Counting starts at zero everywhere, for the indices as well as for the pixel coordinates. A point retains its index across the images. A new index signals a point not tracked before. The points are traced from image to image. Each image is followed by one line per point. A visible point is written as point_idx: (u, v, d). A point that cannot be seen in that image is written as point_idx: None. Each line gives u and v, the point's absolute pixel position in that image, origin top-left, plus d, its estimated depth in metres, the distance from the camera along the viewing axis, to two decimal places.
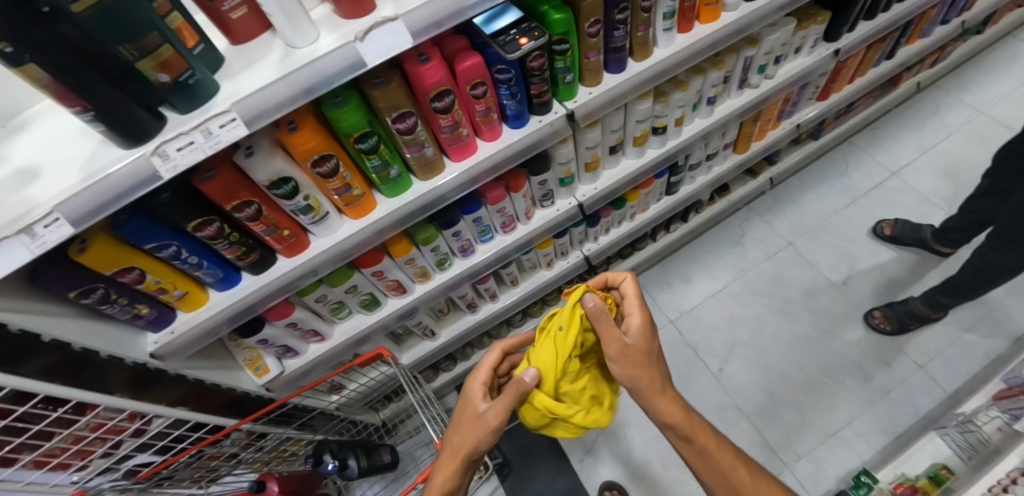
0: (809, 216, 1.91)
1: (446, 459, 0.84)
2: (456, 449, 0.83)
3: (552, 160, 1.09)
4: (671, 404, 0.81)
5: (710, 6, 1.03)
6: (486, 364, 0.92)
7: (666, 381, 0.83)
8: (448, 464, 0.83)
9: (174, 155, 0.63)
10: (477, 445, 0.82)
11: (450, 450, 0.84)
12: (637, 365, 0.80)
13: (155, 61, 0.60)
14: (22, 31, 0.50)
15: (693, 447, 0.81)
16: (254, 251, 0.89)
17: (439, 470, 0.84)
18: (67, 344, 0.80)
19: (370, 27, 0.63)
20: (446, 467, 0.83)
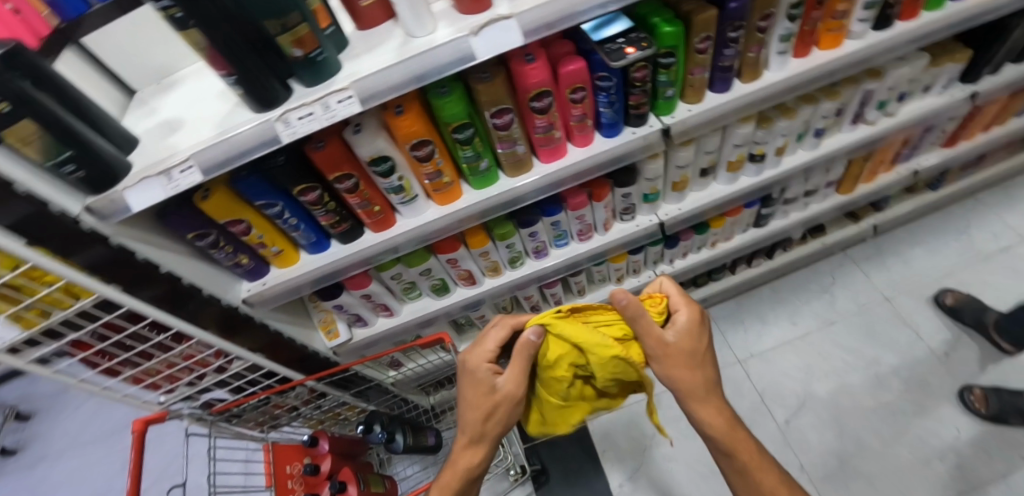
0: (915, 273, 1.73)
1: (468, 440, 0.85)
2: (477, 435, 0.84)
3: (640, 174, 1.08)
4: (713, 413, 0.79)
5: (833, 32, 0.96)
6: (490, 339, 0.84)
7: (714, 387, 0.80)
8: (474, 445, 0.85)
9: (295, 123, 0.71)
10: (502, 419, 0.84)
11: (468, 431, 0.85)
12: (682, 366, 0.77)
13: (293, 36, 0.66)
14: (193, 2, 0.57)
15: (734, 462, 0.79)
16: (345, 221, 0.95)
17: (461, 456, 0.87)
18: (178, 278, 0.93)
19: (486, 23, 0.66)
20: (471, 447, 0.86)
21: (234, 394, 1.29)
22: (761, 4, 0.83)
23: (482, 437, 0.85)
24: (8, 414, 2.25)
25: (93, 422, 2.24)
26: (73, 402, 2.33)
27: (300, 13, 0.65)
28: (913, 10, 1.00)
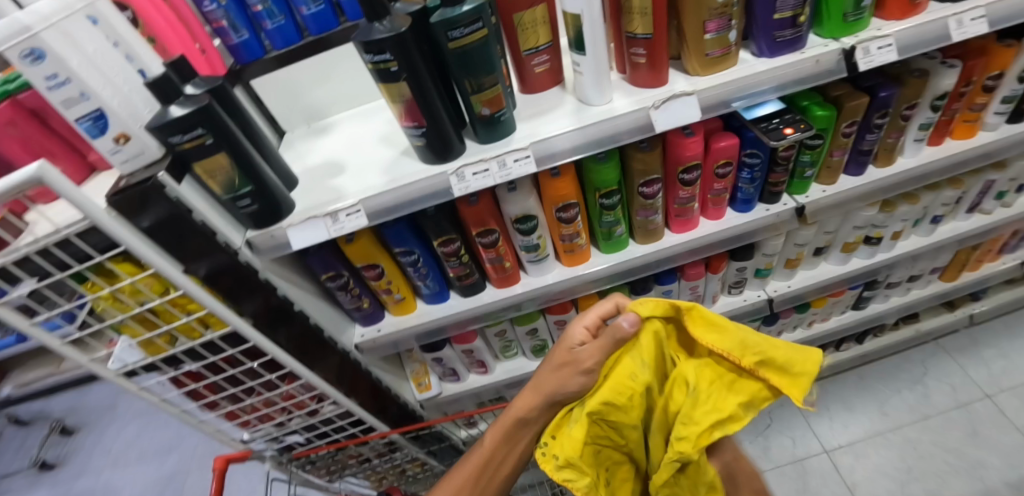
0: (1019, 370, 1.62)
1: (521, 407, 0.73)
2: (535, 387, 0.72)
3: (758, 250, 1.07)
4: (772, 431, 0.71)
5: (968, 123, 0.97)
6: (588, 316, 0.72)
7: None
8: (522, 420, 0.74)
9: (469, 178, 0.72)
10: (564, 390, 0.68)
11: (529, 396, 0.73)
12: None
13: (484, 96, 0.68)
14: (407, 57, 0.62)
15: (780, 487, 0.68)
16: (473, 274, 0.96)
17: (518, 401, 0.74)
18: (307, 318, 0.94)
19: (669, 98, 0.69)
20: (515, 417, 0.74)
21: (313, 439, 1.27)
22: (909, 93, 0.85)
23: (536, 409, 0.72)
24: (56, 427, 2.25)
25: (136, 445, 2.21)
26: (121, 421, 2.32)
27: (495, 76, 0.68)
28: None
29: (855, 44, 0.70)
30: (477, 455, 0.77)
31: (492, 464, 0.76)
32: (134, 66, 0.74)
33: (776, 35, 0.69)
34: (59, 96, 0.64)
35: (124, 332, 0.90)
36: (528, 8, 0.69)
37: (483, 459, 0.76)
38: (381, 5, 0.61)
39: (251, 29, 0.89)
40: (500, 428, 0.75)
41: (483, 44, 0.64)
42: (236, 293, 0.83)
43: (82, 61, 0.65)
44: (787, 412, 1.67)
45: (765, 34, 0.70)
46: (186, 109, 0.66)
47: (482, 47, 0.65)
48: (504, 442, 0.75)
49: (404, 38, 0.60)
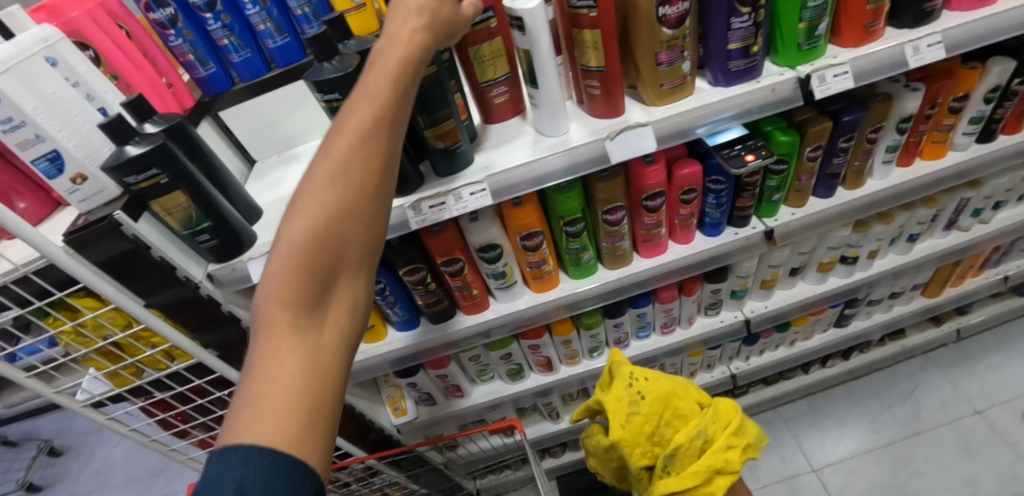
0: (1008, 384, 1.60)
1: (373, 102, 0.51)
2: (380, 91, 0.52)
3: (731, 272, 1.06)
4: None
5: (937, 144, 0.97)
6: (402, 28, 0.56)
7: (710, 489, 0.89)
8: (379, 118, 0.50)
9: (426, 211, 0.71)
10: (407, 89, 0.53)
11: (380, 78, 0.52)
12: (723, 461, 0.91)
13: (438, 131, 0.69)
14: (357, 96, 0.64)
15: None
16: (442, 301, 0.95)
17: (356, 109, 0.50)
18: None
19: (622, 129, 0.68)
20: (375, 112, 0.50)
21: None
22: (874, 117, 0.85)
23: (398, 104, 0.52)
24: (43, 449, 2.22)
25: (123, 468, 2.19)
26: (108, 443, 2.30)
27: (450, 110, 0.68)
28: (1018, 125, 1.00)
29: (810, 73, 0.70)
30: (317, 184, 0.46)
31: (347, 193, 0.46)
32: (94, 104, 0.74)
33: (729, 65, 0.69)
34: (14, 139, 0.64)
35: (90, 366, 0.89)
36: (483, 41, 0.69)
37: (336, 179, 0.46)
38: (327, 46, 0.62)
39: (217, 62, 0.90)
40: (359, 131, 0.49)
41: (435, 81, 0.65)
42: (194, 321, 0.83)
43: (38, 104, 0.65)
44: (775, 430, 1.65)
45: (719, 63, 0.69)
46: (141, 148, 0.67)
47: (434, 83, 0.65)
48: (368, 146, 0.49)
49: (353, 77, 0.62)
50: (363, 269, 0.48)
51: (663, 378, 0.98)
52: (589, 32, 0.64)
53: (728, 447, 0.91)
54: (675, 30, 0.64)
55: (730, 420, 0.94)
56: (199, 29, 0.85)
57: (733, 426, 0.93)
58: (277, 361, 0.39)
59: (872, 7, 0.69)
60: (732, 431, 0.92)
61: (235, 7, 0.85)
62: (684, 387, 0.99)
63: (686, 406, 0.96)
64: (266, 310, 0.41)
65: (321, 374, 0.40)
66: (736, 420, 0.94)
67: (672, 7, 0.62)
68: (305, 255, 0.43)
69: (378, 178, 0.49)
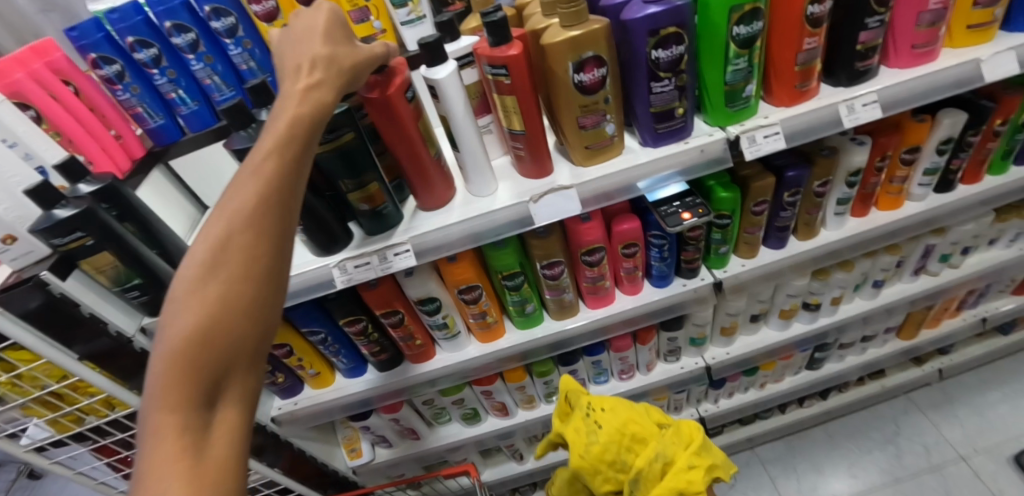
0: (993, 428, 1.56)
1: (270, 168, 0.46)
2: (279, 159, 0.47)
3: (688, 320, 1.04)
4: None
5: (891, 195, 0.95)
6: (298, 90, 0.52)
7: None
8: (276, 183, 0.46)
9: (351, 270, 0.73)
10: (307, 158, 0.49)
11: (274, 139, 0.47)
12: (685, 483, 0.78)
13: (363, 193, 0.70)
14: None
15: None
16: (386, 351, 0.95)
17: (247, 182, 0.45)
18: None
19: (546, 192, 0.68)
20: (272, 173, 0.45)
21: None
22: (819, 171, 0.84)
23: (294, 164, 0.48)
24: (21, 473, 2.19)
25: None
26: None
27: (373, 173, 0.69)
28: (976, 175, 0.99)
29: (739, 134, 0.69)
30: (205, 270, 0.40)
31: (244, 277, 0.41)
32: (32, 163, 0.77)
33: (657, 127, 0.68)
34: None
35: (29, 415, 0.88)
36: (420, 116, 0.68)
37: (214, 273, 0.40)
38: (245, 115, 0.65)
39: (166, 114, 0.90)
40: (251, 204, 0.43)
41: (356, 147, 0.66)
42: (128, 371, 0.83)
43: None
44: (753, 472, 1.61)
45: (646, 125, 0.69)
46: (69, 211, 0.67)
47: (357, 147, 0.66)
48: (265, 215, 0.44)
49: None
50: (263, 350, 0.43)
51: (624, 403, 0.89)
52: (506, 97, 0.64)
53: (691, 467, 0.80)
54: (594, 95, 0.64)
55: (690, 439, 0.84)
56: (147, 83, 0.86)
57: (693, 444, 0.83)
58: (163, 476, 0.34)
59: (802, 68, 0.68)
60: (693, 449, 0.82)
61: (181, 63, 0.86)
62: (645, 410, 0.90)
63: (648, 428, 0.86)
64: (150, 420, 0.36)
65: (219, 482, 0.36)
66: (696, 437, 0.84)
67: (587, 74, 0.62)
68: (196, 355, 0.38)
69: (274, 250, 0.44)
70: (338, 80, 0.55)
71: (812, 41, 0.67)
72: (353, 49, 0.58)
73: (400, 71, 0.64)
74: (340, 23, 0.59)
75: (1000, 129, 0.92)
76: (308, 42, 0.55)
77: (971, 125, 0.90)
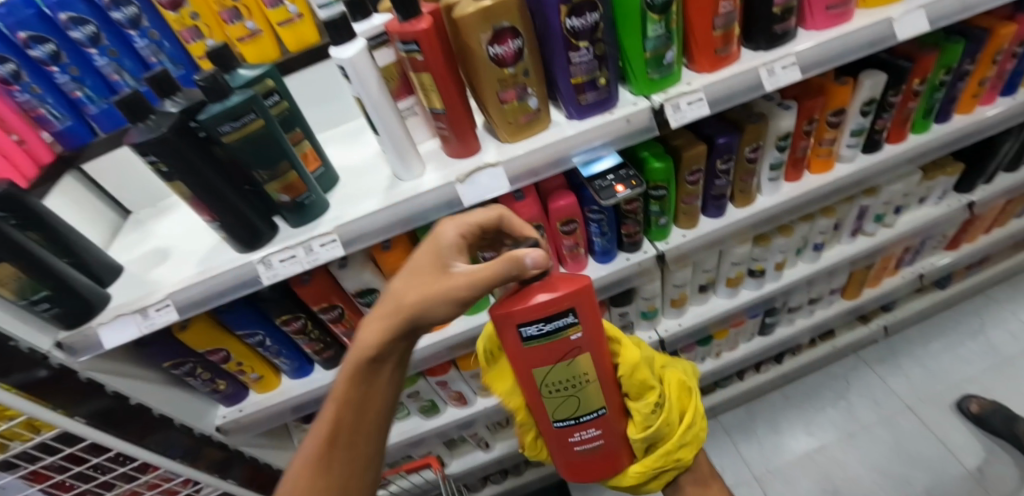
0: (936, 378, 1.64)
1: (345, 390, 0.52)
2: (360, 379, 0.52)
3: (636, 294, 1.05)
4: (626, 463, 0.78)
5: (822, 158, 0.98)
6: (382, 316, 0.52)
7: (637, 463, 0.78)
8: (355, 404, 0.52)
9: (277, 265, 0.70)
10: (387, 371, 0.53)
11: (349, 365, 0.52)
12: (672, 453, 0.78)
13: (281, 183, 0.68)
14: (181, 157, 0.61)
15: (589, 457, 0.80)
16: (330, 348, 0.93)
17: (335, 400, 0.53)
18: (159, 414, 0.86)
19: (472, 171, 0.67)
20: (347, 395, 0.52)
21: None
22: (749, 137, 0.84)
23: (372, 382, 0.53)
24: None
25: None
26: None
27: (290, 161, 0.67)
28: (900, 134, 1.02)
29: (662, 102, 0.69)
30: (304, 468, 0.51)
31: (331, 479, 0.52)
32: None
33: (580, 99, 0.68)
34: None
35: None
36: (559, 357, 0.64)
37: (313, 479, 0.51)
38: (142, 107, 0.61)
39: (74, 115, 0.85)
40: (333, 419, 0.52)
41: (270, 135, 0.64)
42: (64, 394, 0.73)
43: None
44: (718, 441, 1.65)
45: (569, 98, 0.68)
46: None
47: (268, 135, 0.64)
48: (346, 429, 0.52)
49: (178, 141, 0.60)
50: None
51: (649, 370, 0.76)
52: (422, 74, 0.62)
53: (681, 439, 0.78)
54: (511, 68, 0.63)
55: (685, 410, 0.80)
56: (48, 83, 0.80)
57: (687, 416, 0.79)
58: None
59: (720, 32, 0.69)
60: (688, 424, 0.78)
61: (84, 58, 0.80)
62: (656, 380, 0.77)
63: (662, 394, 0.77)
64: None
65: None
66: (691, 410, 0.80)
67: (503, 45, 0.61)
68: None
69: (354, 456, 0.53)
70: (405, 317, 0.51)
71: (726, 4, 0.67)
72: (443, 278, 0.53)
73: (541, 284, 0.61)
74: (449, 245, 0.56)
75: (919, 88, 0.95)
76: (406, 281, 0.53)
77: (890, 85, 0.92)
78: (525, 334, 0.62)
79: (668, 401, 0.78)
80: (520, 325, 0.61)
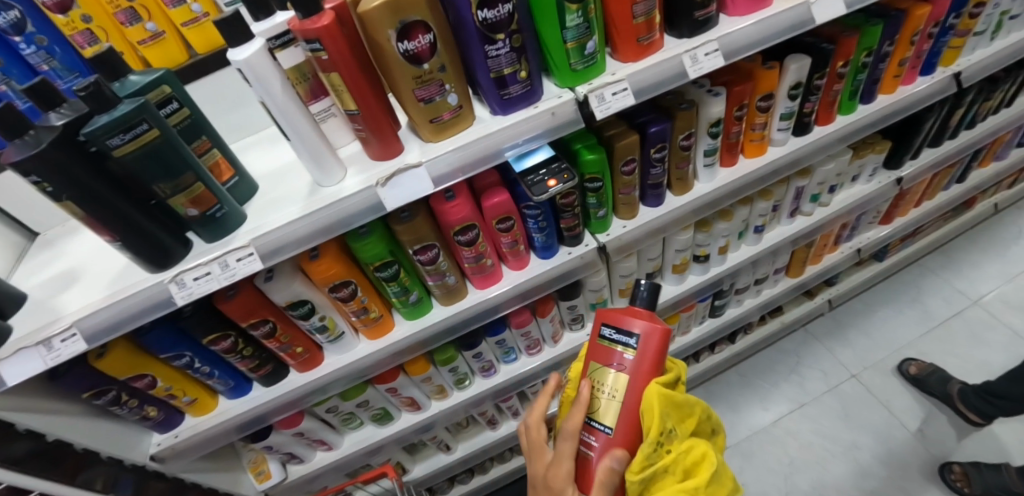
0: (878, 346, 1.72)
1: None
2: None
3: (584, 286, 1.05)
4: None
5: (755, 142, 0.99)
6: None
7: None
8: None
9: (191, 283, 0.66)
10: None
11: None
12: None
13: (187, 196, 0.63)
14: (67, 174, 0.55)
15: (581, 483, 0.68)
16: (267, 364, 0.89)
17: None
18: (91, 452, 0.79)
19: (393, 174, 0.64)
20: None
21: None
22: (681, 125, 0.85)
23: None
24: None
25: None
26: None
27: (195, 173, 0.62)
28: (829, 116, 1.05)
29: (587, 94, 0.68)
30: None
31: None
32: None
33: (502, 94, 0.66)
34: None
35: None
36: (604, 363, 0.68)
37: None
38: (18, 121, 0.54)
39: None
40: None
41: (170, 146, 0.59)
42: None
43: None
44: None
45: (491, 93, 0.66)
46: None
47: (166, 146, 0.59)
48: None
49: (63, 157, 0.55)
50: None
51: (669, 413, 0.62)
52: (331, 74, 0.59)
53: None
54: (426, 64, 0.60)
55: (693, 473, 0.59)
56: None
57: (695, 479, 0.58)
58: None
59: (642, 20, 0.68)
60: (688, 486, 0.57)
61: None
62: (672, 424, 0.62)
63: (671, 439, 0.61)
64: None
65: None
66: (701, 476, 0.58)
67: (414, 41, 0.58)
68: None
69: None
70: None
71: None
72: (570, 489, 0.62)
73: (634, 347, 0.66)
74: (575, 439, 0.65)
75: (843, 71, 0.98)
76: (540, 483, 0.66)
77: (815, 69, 0.94)
78: (600, 331, 0.70)
79: (675, 454, 0.60)
80: (602, 323, 0.69)
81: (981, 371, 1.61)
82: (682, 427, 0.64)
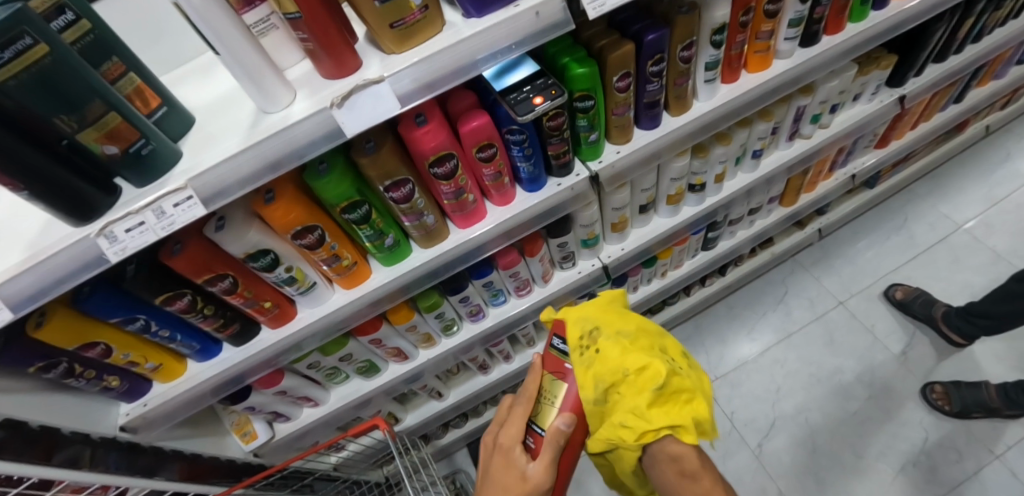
0: (864, 272, 1.72)
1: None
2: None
3: (574, 222, 0.99)
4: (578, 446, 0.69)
5: (759, 54, 0.90)
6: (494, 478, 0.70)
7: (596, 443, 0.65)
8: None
9: (122, 236, 0.55)
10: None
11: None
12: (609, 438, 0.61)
13: (100, 131, 0.52)
14: None
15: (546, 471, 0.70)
16: (234, 323, 0.81)
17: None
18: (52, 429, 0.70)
19: (349, 93, 0.54)
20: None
21: None
22: (679, 33, 0.75)
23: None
24: None
25: None
26: None
27: (108, 101, 0.52)
28: (838, 24, 0.95)
29: None
30: None
31: None
32: None
33: None
34: None
35: None
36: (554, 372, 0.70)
37: None
38: None
39: None
40: None
41: (67, 69, 0.48)
42: None
43: None
44: None
45: None
46: None
47: (61, 67, 0.47)
48: None
49: None
50: None
51: (591, 319, 0.69)
52: None
53: (623, 425, 0.59)
54: None
55: (643, 390, 0.59)
56: None
57: (635, 394, 0.59)
58: None
59: None
60: (629, 405, 0.59)
61: None
62: (593, 326, 0.68)
63: (602, 348, 0.64)
64: None
65: None
66: (643, 390, 0.58)
67: None
68: None
69: None
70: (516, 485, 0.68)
71: None
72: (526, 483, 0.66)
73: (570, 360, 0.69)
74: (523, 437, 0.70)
75: None
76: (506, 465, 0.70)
77: None
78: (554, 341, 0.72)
79: (606, 357, 0.63)
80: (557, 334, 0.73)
81: (964, 293, 1.63)
82: (618, 337, 0.65)
